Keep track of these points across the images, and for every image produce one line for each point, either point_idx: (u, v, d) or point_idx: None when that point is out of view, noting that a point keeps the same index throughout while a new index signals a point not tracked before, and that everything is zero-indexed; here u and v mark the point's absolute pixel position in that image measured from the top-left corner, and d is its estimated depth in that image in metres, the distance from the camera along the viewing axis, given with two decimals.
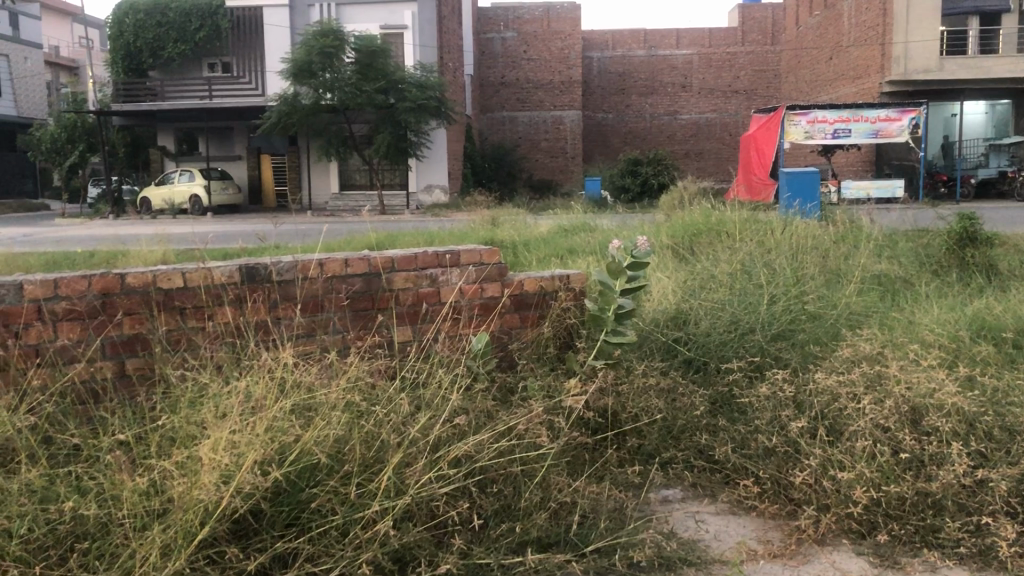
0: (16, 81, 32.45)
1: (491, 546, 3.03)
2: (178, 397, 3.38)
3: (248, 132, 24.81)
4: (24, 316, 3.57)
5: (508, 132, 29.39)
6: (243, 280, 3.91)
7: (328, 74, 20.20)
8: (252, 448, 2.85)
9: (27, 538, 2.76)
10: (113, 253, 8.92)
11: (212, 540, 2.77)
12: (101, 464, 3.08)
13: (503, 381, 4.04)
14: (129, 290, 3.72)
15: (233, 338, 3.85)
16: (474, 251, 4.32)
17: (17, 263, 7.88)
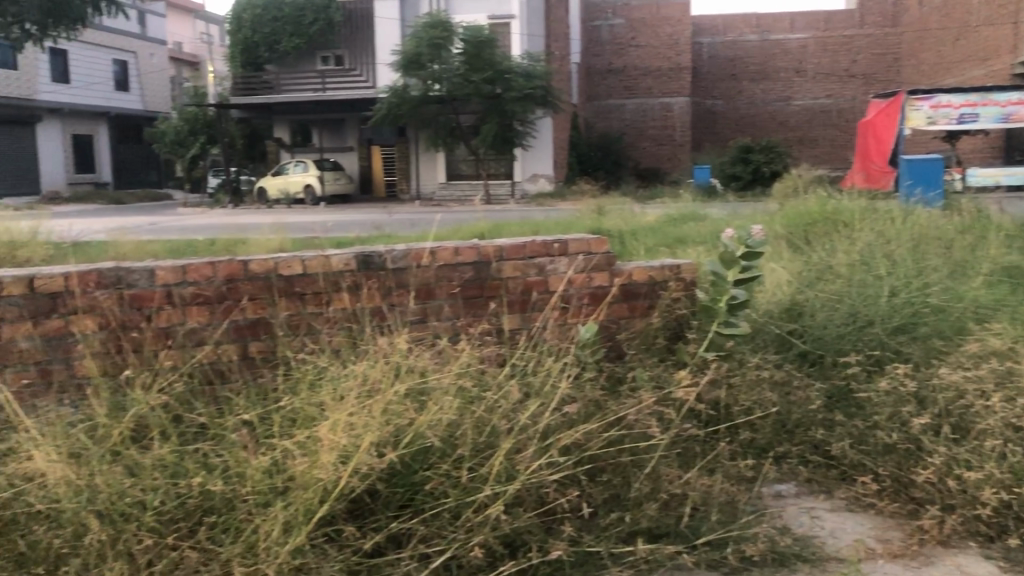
0: (143, 76, 34.06)
1: (601, 534, 3.06)
2: (299, 379, 3.51)
3: (359, 124, 25.39)
4: (156, 300, 3.77)
5: (615, 119, 29.16)
6: (358, 268, 4.02)
7: (437, 65, 20.57)
8: (368, 430, 2.95)
9: (160, 510, 2.92)
10: (233, 241, 9.30)
11: (330, 519, 2.90)
12: (226, 442, 3.23)
13: (611, 371, 4.03)
14: (251, 276, 3.86)
15: (350, 324, 3.97)
16: (583, 239, 4.30)
17: (144, 250, 8.30)
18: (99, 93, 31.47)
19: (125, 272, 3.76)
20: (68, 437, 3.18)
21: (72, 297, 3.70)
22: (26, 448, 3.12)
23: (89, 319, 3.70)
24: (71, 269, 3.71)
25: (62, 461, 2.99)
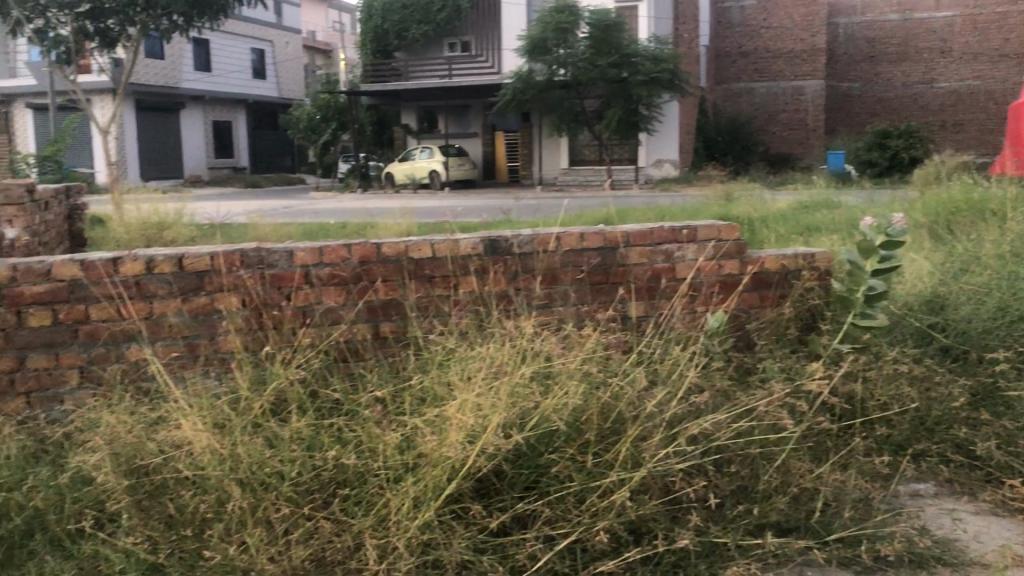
0: (279, 65, 35.33)
1: (727, 524, 3.03)
2: (428, 359, 3.61)
3: (484, 110, 25.72)
4: (295, 280, 3.92)
5: (744, 103, 28.47)
6: (486, 252, 4.08)
7: (562, 50, 20.53)
8: (495, 411, 3.01)
9: (297, 481, 3.07)
10: (362, 224, 9.60)
11: (457, 497, 2.97)
12: (360, 419, 3.36)
13: (740, 361, 3.96)
14: (384, 258, 3.98)
15: (477, 307, 4.04)
16: (713, 226, 4.23)
17: (281, 231, 8.69)
18: (239, 81, 32.88)
19: (267, 253, 3.92)
20: (214, 407, 3.36)
21: (218, 276, 3.87)
22: (175, 417, 3.30)
23: (231, 297, 3.87)
24: (217, 249, 3.89)
25: (208, 430, 3.17)
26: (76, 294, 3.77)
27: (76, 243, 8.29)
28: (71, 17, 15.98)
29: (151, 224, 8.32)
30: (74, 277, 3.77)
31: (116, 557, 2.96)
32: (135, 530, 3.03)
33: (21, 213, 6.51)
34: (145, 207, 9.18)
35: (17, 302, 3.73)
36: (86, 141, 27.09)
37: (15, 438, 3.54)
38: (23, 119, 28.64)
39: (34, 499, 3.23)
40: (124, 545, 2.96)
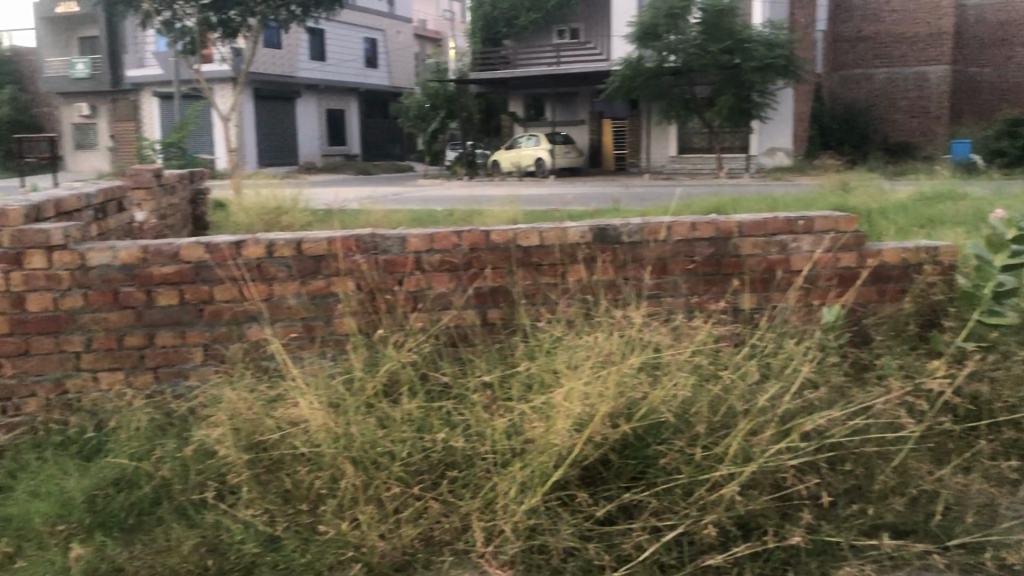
0: (391, 54, 35.97)
1: (841, 524, 2.96)
2: (536, 346, 3.64)
3: (592, 97, 25.61)
4: (407, 266, 4.01)
5: (863, 90, 27.42)
6: (595, 241, 4.07)
7: (673, 36, 20.26)
8: (603, 401, 3.02)
9: (408, 461, 3.15)
10: (469, 212, 9.71)
11: (563, 484, 3.01)
12: (468, 403, 3.43)
13: (856, 357, 3.86)
14: (493, 246, 4.02)
15: (585, 295, 4.06)
16: (831, 217, 4.10)
17: (390, 218, 8.85)
18: (352, 70, 33.68)
19: (381, 239, 4.01)
20: (330, 387, 3.49)
21: (335, 260, 3.98)
22: (293, 396, 3.42)
23: (348, 281, 3.98)
24: (334, 234, 4.00)
25: (323, 409, 3.28)
26: (201, 276, 3.91)
27: (199, 227, 8.61)
28: (196, 8, 16.64)
29: (269, 210, 8.60)
30: (200, 258, 3.90)
31: (236, 527, 3.09)
32: (254, 502, 3.16)
33: (150, 196, 6.86)
34: (263, 193, 9.51)
35: (146, 282, 3.88)
36: (209, 128, 28.25)
37: (144, 411, 3.73)
38: (150, 106, 29.90)
39: (162, 470, 3.41)
40: (244, 516, 3.10)
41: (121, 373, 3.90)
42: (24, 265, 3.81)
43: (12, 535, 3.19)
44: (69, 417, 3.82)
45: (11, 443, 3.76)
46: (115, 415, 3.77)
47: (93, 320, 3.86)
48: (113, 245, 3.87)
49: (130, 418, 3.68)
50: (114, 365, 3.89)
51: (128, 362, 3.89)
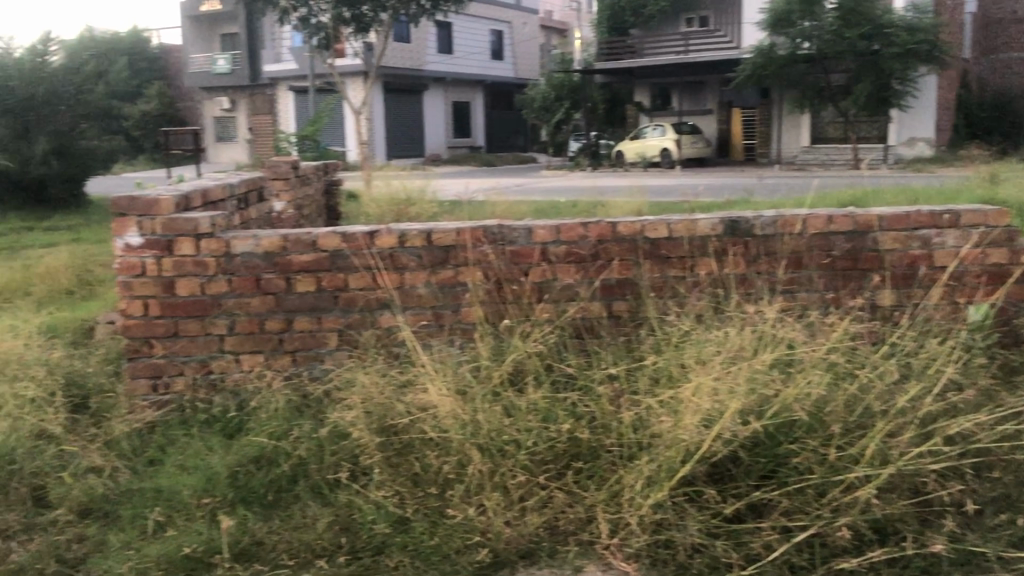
0: (517, 45, 36.19)
1: (986, 533, 2.84)
2: (663, 340, 3.62)
3: (721, 86, 25.06)
4: (534, 257, 4.03)
5: (1016, 75, 25.70)
6: (726, 232, 4.00)
7: (808, 22, 19.58)
8: (732, 397, 2.97)
9: (533, 450, 3.19)
10: (593, 203, 9.66)
11: (690, 480, 3.00)
12: (593, 394, 3.44)
13: (1005, 359, 3.69)
14: (620, 238, 4.01)
15: (716, 289, 3.99)
16: (979, 211, 3.94)
17: (515, 209, 8.91)
18: (479, 62, 34.05)
19: (509, 230, 4.05)
20: (457, 374, 3.56)
21: (464, 251, 4.05)
22: (422, 381, 3.50)
23: (476, 271, 4.03)
24: (463, 225, 4.06)
25: (452, 396, 3.35)
26: (337, 264, 4.04)
27: (332, 217, 8.94)
28: (332, 5, 17.18)
29: (398, 201, 8.82)
30: (336, 248, 4.04)
31: (368, 507, 3.20)
32: (385, 484, 3.28)
33: (287, 187, 7.13)
34: (392, 184, 9.76)
35: (286, 269, 4.03)
36: (340, 120, 29.18)
37: (283, 393, 3.91)
38: (285, 100, 30.92)
39: (299, 449, 3.57)
40: (376, 498, 3.21)
41: (262, 355, 4.06)
42: (174, 252, 4.01)
43: (163, 505, 3.39)
44: (213, 397, 4.02)
45: (160, 418, 3.99)
46: (257, 395, 3.96)
47: (237, 305, 4.03)
48: (255, 234, 4.04)
49: (270, 398, 3.86)
50: (255, 348, 4.06)
51: (268, 345, 4.06)
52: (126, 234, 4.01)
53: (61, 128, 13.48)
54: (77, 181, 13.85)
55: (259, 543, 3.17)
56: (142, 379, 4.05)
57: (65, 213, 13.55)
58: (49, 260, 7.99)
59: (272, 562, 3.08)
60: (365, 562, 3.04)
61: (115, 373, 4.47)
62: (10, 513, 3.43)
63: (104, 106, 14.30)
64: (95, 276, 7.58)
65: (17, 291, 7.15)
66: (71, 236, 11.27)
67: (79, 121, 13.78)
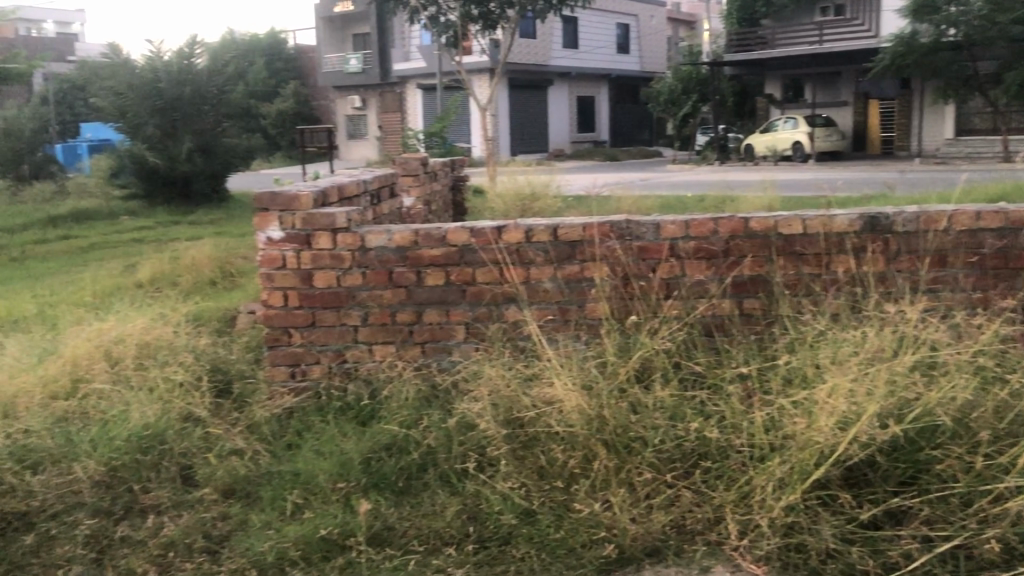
0: (643, 38, 35.80)
1: None
2: (798, 338, 3.54)
3: (857, 77, 24.09)
4: (662, 252, 4.00)
5: None
6: (864, 229, 3.88)
7: (955, 7, 18.40)
8: (871, 400, 2.90)
9: (660, 448, 3.19)
10: (722, 198, 9.44)
11: (824, 483, 2.93)
12: (723, 394, 3.40)
13: None
14: (751, 234, 3.92)
15: (853, 287, 3.87)
16: None
17: (641, 204, 8.81)
18: (605, 56, 33.88)
19: (636, 226, 4.03)
20: (583, 368, 3.58)
21: (591, 246, 4.04)
22: (548, 375, 3.52)
23: (603, 266, 4.02)
24: (590, 220, 4.05)
25: (577, 390, 3.37)
26: (465, 258, 4.10)
27: (459, 212, 9.06)
28: (460, 3, 17.43)
29: (523, 196, 8.90)
30: (465, 242, 4.10)
31: (495, 498, 3.25)
32: (511, 476, 3.32)
33: (417, 183, 7.30)
34: (517, 180, 9.82)
35: (417, 262, 4.13)
36: (467, 117, 29.62)
37: (413, 383, 4.02)
38: (414, 98, 31.61)
39: (428, 438, 3.66)
40: (502, 489, 3.27)
41: (393, 346, 4.18)
42: (313, 245, 4.16)
43: (301, 487, 3.54)
44: (347, 385, 4.17)
45: (298, 405, 4.16)
46: (388, 384, 4.08)
47: (370, 297, 4.16)
48: (388, 229, 4.15)
49: (401, 388, 3.99)
50: (387, 339, 4.18)
51: (400, 337, 4.17)
52: (269, 228, 4.19)
53: (205, 127, 14.22)
54: (219, 178, 14.58)
55: (391, 528, 3.28)
56: (282, 366, 4.23)
57: (209, 208, 14.33)
58: (194, 253, 8.45)
59: (403, 547, 3.18)
60: (492, 552, 3.10)
61: (255, 361, 4.69)
62: (161, 490, 3.64)
63: (244, 105, 14.98)
64: (235, 267, 7.95)
65: (165, 282, 7.60)
66: (214, 230, 11.88)
67: (221, 121, 14.50)
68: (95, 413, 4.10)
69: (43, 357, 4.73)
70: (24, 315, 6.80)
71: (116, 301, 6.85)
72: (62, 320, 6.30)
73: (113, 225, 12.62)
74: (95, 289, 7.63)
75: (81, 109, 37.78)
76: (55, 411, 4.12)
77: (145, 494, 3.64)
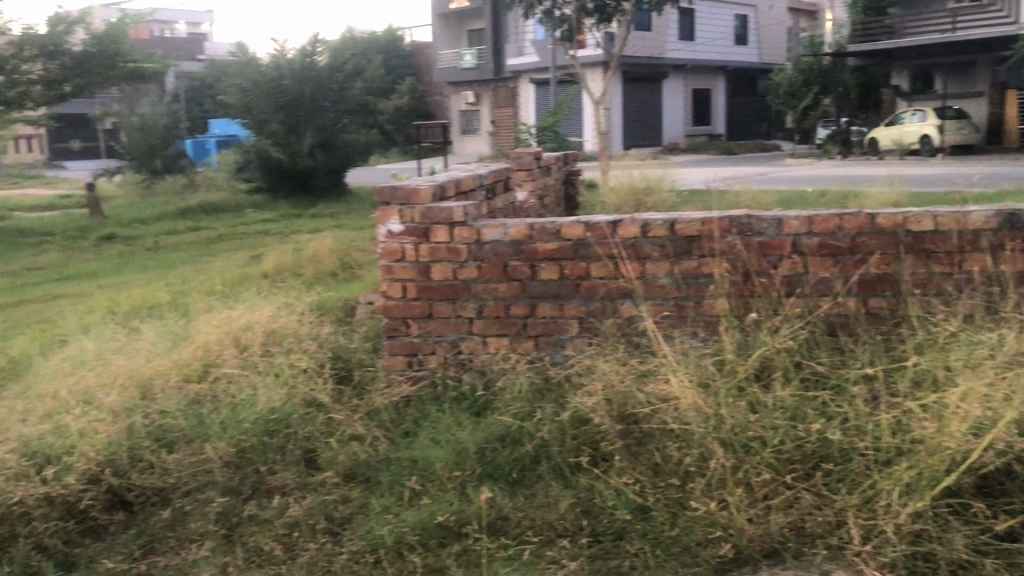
0: (762, 29, 34.93)
1: None
2: (929, 340, 3.43)
3: (993, 65, 22.91)
4: (784, 249, 3.90)
5: None
6: (1002, 227, 3.74)
7: None
8: (1008, 407, 2.86)
9: (780, 448, 3.13)
10: (845, 192, 9.13)
11: (956, 490, 2.88)
12: (846, 395, 3.32)
13: None
14: (878, 230, 3.80)
15: (989, 288, 3.73)
16: None
17: (759, 198, 8.63)
18: (722, 48, 33.22)
19: (756, 220, 3.93)
20: (700, 366, 3.54)
21: (710, 240, 3.97)
22: (664, 372, 3.51)
23: (723, 262, 3.96)
24: (709, 214, 3.99)
25: (694, 388, 3.35)
26: (580, 252, 4.11)
27: (572, 206, 9.04)
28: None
29: (638, 190, 8.85)
30: (580, 236, 4.10)
31: (608, 493, 3.24)
32: (625, 472, 3.31)
33: (530, 177, 7.35)
34: (632, 174, 9.76)
35: (531, 257, 4.15)
36: (580, 111, 29.59)
37: (526, 375, 4.05)
38: (527, 92, 31.74)
39: (541, 431, 3.69)
40: (616, 484, 3.26)
41: (507, 338, 4.23)
42: (430, 239, 4.24)
43: (419, 473, 3.62)
44: (462, 375, 4.24)
45: (415, 394, 4.26)
46: (502, 376, 4.12)
47: (485, 290, 4.22)
48: (504, 223, 4.19)
49: (515, 380, 4.02)
50: (501, 332, 4.23)
51: (513, 330, 4.21)
52: (389, 221, 4.29)
53: (325, 123, 14.68)
54: (339, 172, 15.01)
55: (505, 517, 3.33)
56: (399, 356, 4.33)
57: (329, 201, 14.78)
58: (315, 244, 8.74)
59: (518, 538, 3.23)
60: (606, 546, 3.11)
61: (373, 350, 4.82)
62: (286, 472, 3.79)
63: (361, 101, 15.34)
64: (354, 259, 8.18)
65: (289, 272, 7.90)
66: (333, 223, 12.25)
67: (341, 117, 14.92)
68: (224, 396, 4.27)
69: (177, 342, 4.97)
70: (160, 302, 7.18)
71: (245, 290, 7.16)
72: (193, 308, 6.62)
73: (240, 217, 13.18)
74: (223, 278, 8.00)
75: (209, 106, 39.51)
76: (188, 393, 4.31)
77: (271, 475, 3.80)
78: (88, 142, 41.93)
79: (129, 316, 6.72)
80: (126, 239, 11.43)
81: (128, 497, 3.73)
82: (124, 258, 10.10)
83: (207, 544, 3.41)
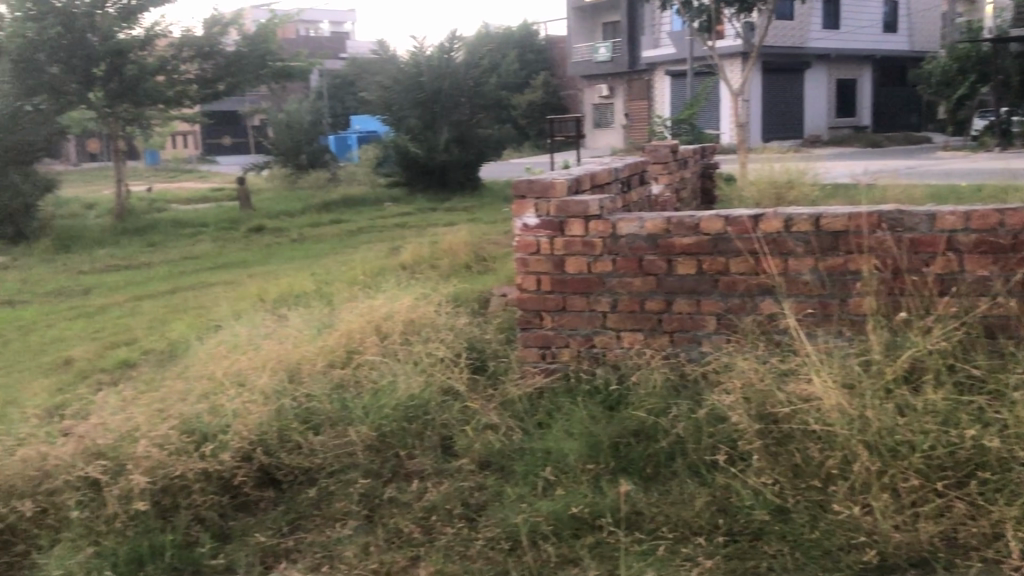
0: (914, 15, 33.17)
1: None
2: None
3: None
4: (938, 246, 3.72)
5: None
6: None
7: None
8: None
9: (930, 454, 3.01)
10: (1004, 187, 8.54)
11: None
12: (1005, 401, 3.16)
13: None
14: None
15: None
16: None
17: (909, 193, 8.19)
18: (870, 35, 31.77)
19: (907, 216, 3.78)
20: (844, 367, 3.44)
21: (858, 236, 3.84)
22: (807, 371, 3.43)
23: (871, 259, 3.80)
24: (857, 209, 3.85)
25: (838, 388, 3.25)
26: (719, 248, 4.04)
27: (708, 200, 8.86)
28: None
29: (779, 184, 8.59)
30: (720, 231, 4.03)
31: (745, 492, 3.18)
32: (764, 471, 3.23)
33: (665, 171, 7.24)
34: (772, 167, 9.46)
35: (668, 251, 4.12)
36: (717, 103, 28.99)
37: (661, 370, 4.02)
38: (662, 85, 31.28)
39: (677, 427, 3.66)
40: (754, 483, 3.19)
41: (641, 333, 4.20)
42: (566, 232, 4.26)
43: (553, 464, 3.66)
44: (596, 369, 4.25)
45: (548, 385, 4.29)
46: (636, 370, 4.10)
47: (620, 284, 4.21)
48: (640, 217, 4.17)
49: (649, 375, 3.99)
50: (635, 326, 4.21)
51: (648, 325, 4.19)
52: (525, 215, 4.35)
53: (460, 119, 14.95)
54: (473, 167, 15.22)
55: (639, 512, 3.32)
56: (533, 348, 4.38)
57: (464, 195, 15.04)
58: (451, 238, 8.91)
59: (653, 533, 3.22)
60: (742, 546, 3.06)
61: (507, 342, 4.89)
62: (425, 458, 3.91)
63: (496, 96, 15.50)
64: (488, 252, 8.29)
65: (426, 264, 8.10)
66: (467, 217, 12.46)
67: (476, 112, 15.14)
68: (367, 381, 4.43)
69: (322, 329, 5.18)
70: (305, 291, 7.50)
71: (384, 280, 7.38)
72: (336, 296, 6.88)
73: (379, 210, 13.59)
74: (362, 269, 8.28)
75: (352, 102, 40.82)
76: (333, 378, 4.49)
77: (410, 460, 3.93)
78: (238, 138, 44.06)
79: (277, 304, 7.06)
80: (274, 231, 11.99)
81: (277, 476, 3.92)
82: (272, 249, 10.60)
83: (350, 524, 3.56)
